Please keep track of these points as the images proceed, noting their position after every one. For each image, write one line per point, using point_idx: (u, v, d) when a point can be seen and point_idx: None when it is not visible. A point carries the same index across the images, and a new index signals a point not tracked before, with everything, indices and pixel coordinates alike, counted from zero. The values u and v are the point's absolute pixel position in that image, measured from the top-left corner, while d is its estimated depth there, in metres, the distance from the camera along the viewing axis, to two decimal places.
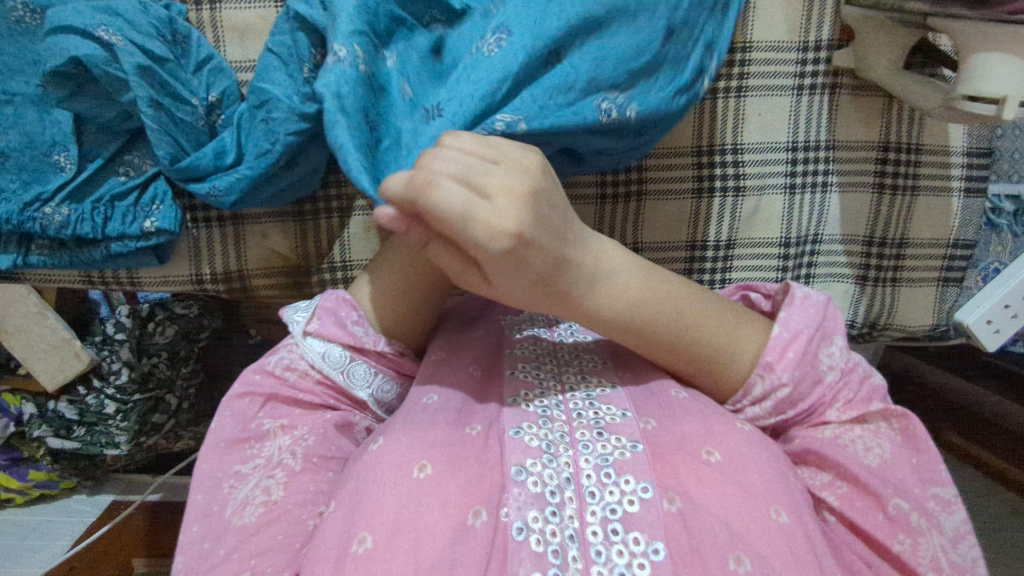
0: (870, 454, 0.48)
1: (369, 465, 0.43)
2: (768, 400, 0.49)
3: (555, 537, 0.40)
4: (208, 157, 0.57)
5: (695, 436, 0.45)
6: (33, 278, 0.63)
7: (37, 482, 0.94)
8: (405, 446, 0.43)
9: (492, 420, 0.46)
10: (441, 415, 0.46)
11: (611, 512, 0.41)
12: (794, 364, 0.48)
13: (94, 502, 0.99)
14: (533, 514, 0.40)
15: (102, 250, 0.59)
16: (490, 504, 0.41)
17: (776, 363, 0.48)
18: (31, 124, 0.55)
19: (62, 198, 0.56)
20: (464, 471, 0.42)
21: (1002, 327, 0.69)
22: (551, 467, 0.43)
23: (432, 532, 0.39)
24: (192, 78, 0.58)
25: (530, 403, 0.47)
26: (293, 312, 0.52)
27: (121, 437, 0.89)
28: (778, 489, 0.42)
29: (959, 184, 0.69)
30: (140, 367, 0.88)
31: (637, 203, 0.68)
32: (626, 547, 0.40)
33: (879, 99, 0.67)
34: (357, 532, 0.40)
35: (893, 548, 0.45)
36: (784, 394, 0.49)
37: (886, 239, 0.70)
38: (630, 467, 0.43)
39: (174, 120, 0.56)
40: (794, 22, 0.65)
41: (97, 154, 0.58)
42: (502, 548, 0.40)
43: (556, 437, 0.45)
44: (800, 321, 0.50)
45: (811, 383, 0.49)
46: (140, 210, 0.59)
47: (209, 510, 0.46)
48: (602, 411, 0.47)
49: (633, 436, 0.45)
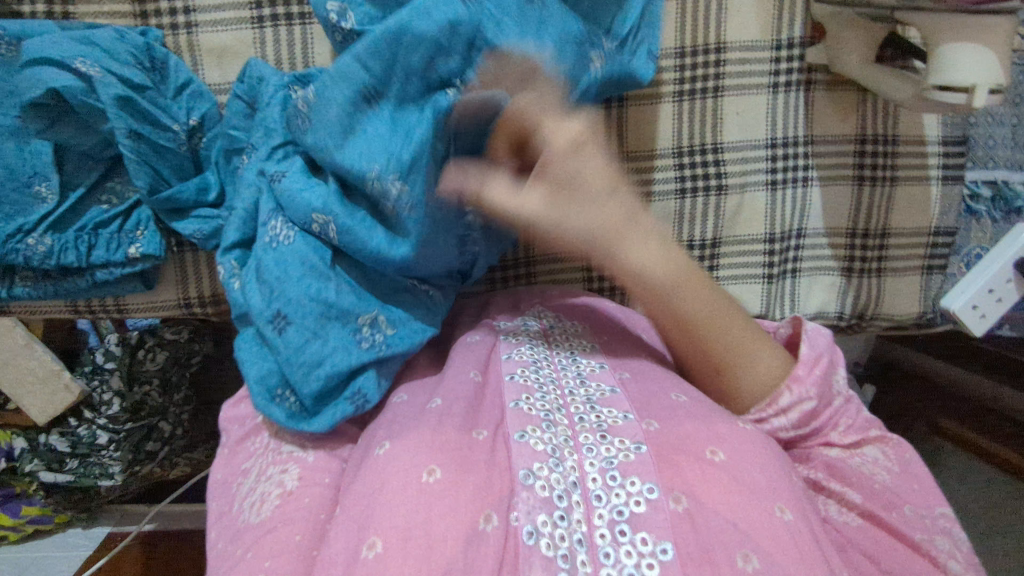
0: (878, 477, 0.49)
1: (377, 474, 0.43)
2: (794, 411, 0.50)
3: (564, 542, 0.40)
4: (190, 192, 0.58)
5: (697, 436, 0.45)
6: (19, 310, 0.63)
7: (30, 517, 0.93)
8: (414, 451, 0.43)
9: (498, 424, 0.46)
10: (447, 420, 0.46)
11: (618, 514, 0.41)
12: (820, 380, 0.50)
13: (91, 535, 0.98)
14: (542, 518, 0.40)
15: (87, 278, 0.59)
16: (499, 507, 0.41)
17: (805, 377, 0.50)
18: (10, 155, 0.55)
19: (44, 228, 0.56)
20: (473, 477, 0.42)
21: (988, 311, 0.70)
22: (557, 471, 0.42)
23: (443, 537, 0.39)
24: (171, 104, 0.58)
25: (533, 406, 0.46)
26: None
27: (115, 467, 0.88)
28: (781, 487, 0.42)
29: (937, 173, 0.70)
30: (131, 396, 0.87)
31: None
32: (634, 547, 0.40)
33: (853, 93, 0.68)
34: (367, 537, 0.39)
35: (913, 538, 0.46)
36: (810, 406, 0.50)
37: (869, 231, 0.71)
38: (635, 469, 0.42)
39: (154, 148, 0.56)
40: (765, 21, 0.65)
41: (78, 184, 0.58)
42: (513, 553, 0.39)
43: (560, 441, 0.44)
44: (812, 350, 0.52)
45: (827, 401, 0.51)
46: (124, 236, 0.58)
47: (223, 512, 0.50)
48: (603, 414, 0.46)
49: (637, 437, 0.44)
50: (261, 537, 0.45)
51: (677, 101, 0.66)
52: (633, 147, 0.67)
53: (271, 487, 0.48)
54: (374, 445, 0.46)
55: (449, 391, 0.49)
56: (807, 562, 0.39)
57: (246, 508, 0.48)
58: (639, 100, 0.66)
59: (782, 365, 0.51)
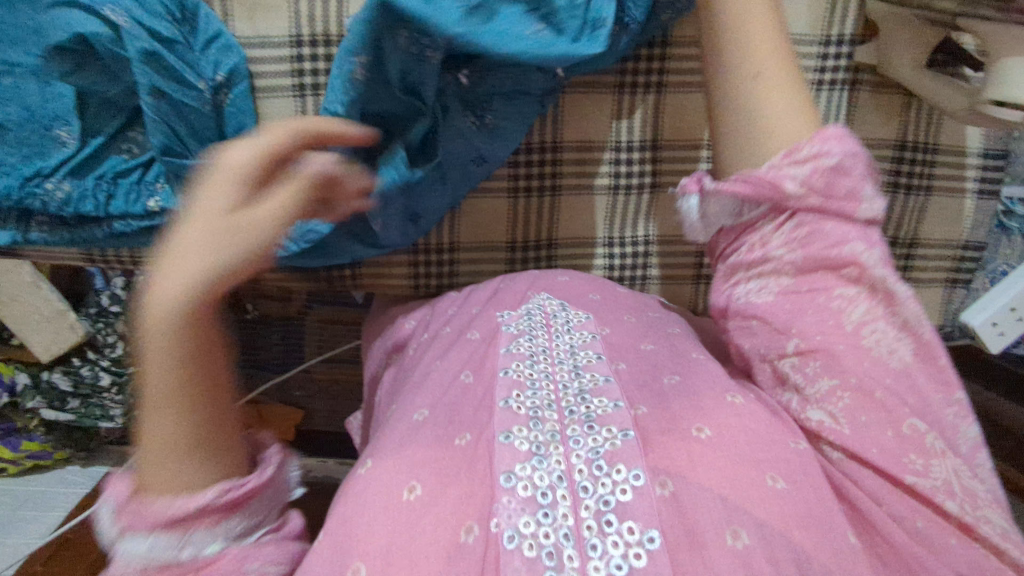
0: (893, 356, 0.43)
1: (357, 493, 0.42)
2: (810, 162, 0.44)
3: (548, 539, 0.38)
4: None
5: (684, 414, 0.44)
6: (34, 255, 0.62)
7: (31, 452, 0.94)
8: (393, 470, 0.42)
9: (482, 429, 0.44)
10: (427, 432, 0.45)
11: (604, 504, 0.39)
12: (828, 176, 0.44)
13: (88, 474, 0.98)
14: (524, 520, 0.39)
15: (105, 229, 0.58)
16: (481, 516, 0.39)
17: (832, 137, 0.44)
18: (32, 96, 0.53)
19: (64, 173, 0.55)
20: (455, 485, 0.41)
21: (1008, 330, 0.69)
22: (541, 468, 0.41)
23: (426, 553, 0.37)
24: (199, 57, 0.56)
25: (522, 404, 0.45)
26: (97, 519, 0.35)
27: (117, 410, 0.89)
28: (769, 455, 0.42)
29: (973, 186, 0.69)
30: (136, 339, 0.85)
31: (650, 195, 0.67)
32: (620, 538, 0.38)
33: (899, 97, 0.66)
34: (350, 564, 0.38)
35: (906, 480, 0.41)
36: (829, 161, 0.43)
37: (897, 239, 0.70)
38: (621, 457, 0.41)
39: (175, 107, 0.54)
40: (818, 14, 0.63)
41: (100, 130, 0.56)
42: (494, 559, 0.37)
43: (546, 438, 0.43)
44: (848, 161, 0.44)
45: (830, 219, 0.45)
46: (144, 188, 0.57)
47: None
48: (592, 403, 0.45)
49: (624, 424, 0.43)
50: None
51: None
52: (667, 137, 0.65)
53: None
54: (358, 466, 0.46)
55: (434, 398, 0.48)
56: (815, 524, 0.39)
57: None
58: (678, 87, 0.64)
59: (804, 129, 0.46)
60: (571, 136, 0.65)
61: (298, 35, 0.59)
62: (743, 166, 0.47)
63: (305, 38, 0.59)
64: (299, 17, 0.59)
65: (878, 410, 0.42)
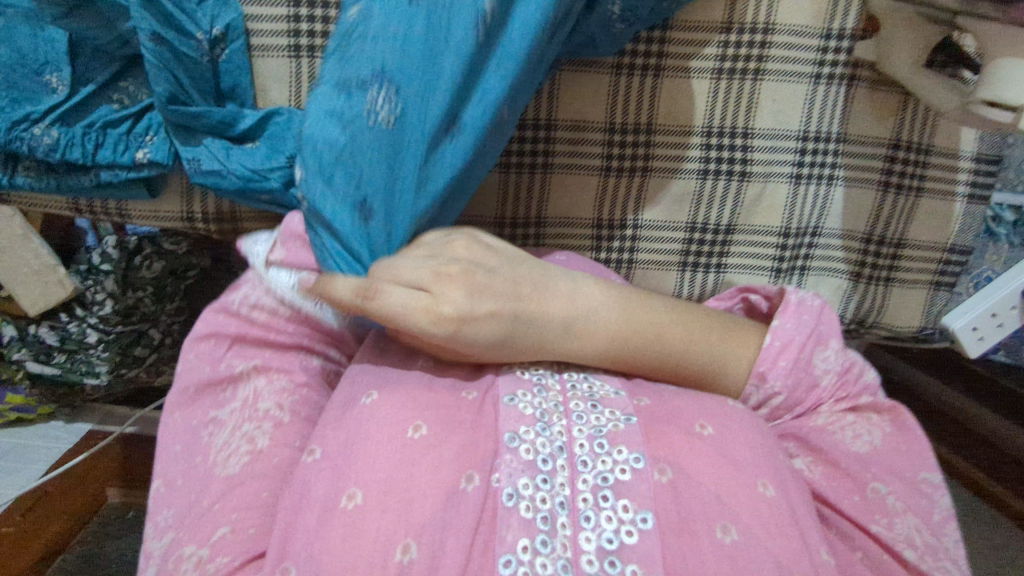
0: (859, 441, 0.49)
1: (360, 421, 0.42)
2: (763, 407, 0.52)
3: (545, 504, 0.40)
4: (218, 116, 0.57)
5: (690, 410, 0.45)
6: (19, 200, 0.62)
7: (14, 405, 0.91)
8: (397, 408, 0.43)
9: (489, 387, 0.46)
10: (438, 381, 0.46)
11: (602, 480, 0.41)
12: (784, 372, 0.50)
13: (72, 431, 0.97)
14: (524, 481, 0.40)
15: (91, 178, 0.58)
16: (482, 468, 0.41)
17: (769, 372, 0.50)
18: (22, 39, 0.53)
19: (51, 120, 0.54)
20: (457, 435, 0.42)
21: (987, 335, 0.71)
22: (544, 435, 0.42)
23: (423, 494, 0.39)
24: (197, 9, 0.56)
25: (525, 369, 0.47)
26: (252, 245, 0.55)
27: (103, 367, 0.88)
28: (766, 464, 0.42)
29: (964, 190, 0.69)
30: (125, 299, 0.85)
31: (642, 178, 0.67)
32: (615, 514, 0.40)
33: (896, 96, 0.66)
34: (346, 488, 0.39)
35: (872, 528, 0.46)
36: (778, 401, 0.51)
37: (885, 238, 0.70)
38: (624, 438, 0.42)
39: (176, 55, 0.54)
40: (820, 7, 0.63)
41: (90, 79, 0.57)
42: (492, 513, 0.39)
43: (550, 407, 0.44)
44: (793, 330, 0.51)
45: (806, 388, 0.51)
46: (133, 140, 0.57)
47: (191, 462, 0.46)
48: (596, 385, 0.47)
49: (627, 409, 0.45)
50: (224, 492, 0.44)
51: (715, 78, 0.64)
52: (662, 121, 0.65)
53: (242, 442, 0.46)
54: (359, 393, 0.45)
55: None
56: (788, 538, 0.39)
57: (214, 459, 0.46)
58: (677, 72, 0.64)
59: (754, 336, 0.52)
60: (567, 115, 0.65)
61: None
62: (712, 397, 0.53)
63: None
64: None
65: (848, 476, 0.48)
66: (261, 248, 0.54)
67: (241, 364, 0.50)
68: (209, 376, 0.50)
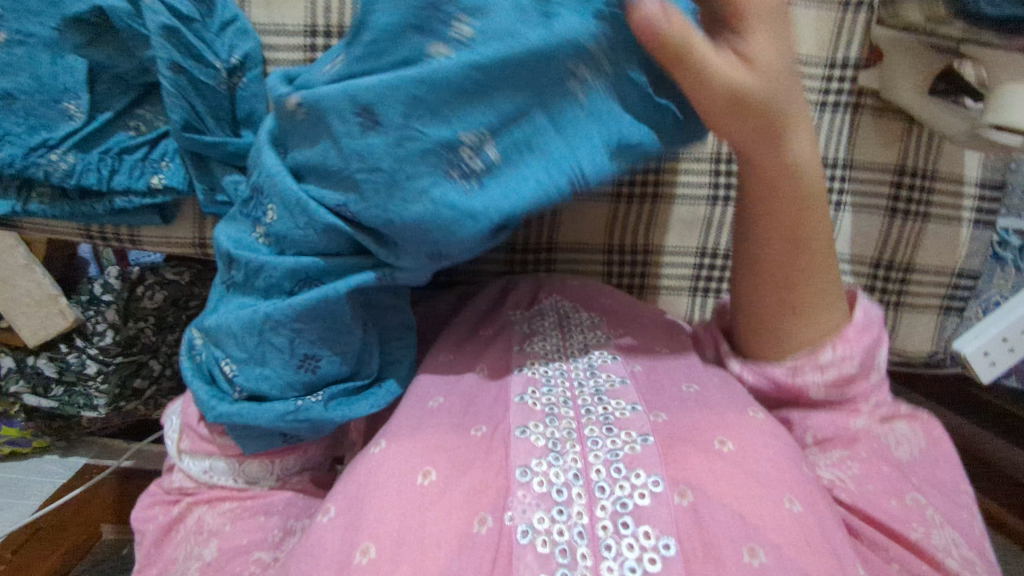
0: (900, 449, 0.48)
1: (370, 473, 0.42)
2: (831, 370, 0.47)
3: (562, 537, 0.38)
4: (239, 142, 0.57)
5: (705, 427, 0.44)
6: (31, 227, 0.62)
7: (8, 439, 0.89)
8: (409, 454, 0.43)
9: (498, 422, 0.45)
10: (444, 421, 0.45)
11: (621, 506, 0.39)
12: (867, 349, 0.47)
13: (67, 464, 0.94)
14: (538, 516, 0.39)
15: (105, 204, 0.58)
16: (495, 509, 0.40)
17: (853, 339, 0.47)
18: (43, 66, 0.53)
19: (68, 146, 0.55)
20: (469, 475, 0.42)
21: (998, 360, 0.70)
22: (557, 465, 0.41)
23: (438, 540, 0.38)
24: (215, 39, 0.57)
25: (537, 400, 0.46)
26: (168, 426, 0.56)
27: (101, 399, 0.85)
28: (788, 479, 0.41)
29: (970, 215, 0.69)
30: (125, 330, 0.84)
31: (652, 205, 0.68)
32: (636, 540, 0.38)
33: (899, 122, 0.67)
34: (360, 542, 0.39)
35: (910, 536, 0.43)
36: (850, 368, 0.47)
37: (893, 263, 0.71)
38: (641, 462, 0.41)
39: (193, 83, 0.55)
40: (823, 38, 0.64)
41: (107, 106, 0.57)
42: (506, 554, 0.38)
43: (563, 435, 0.43)
44: (872, 318, 0.48)
45: (868, 371, 0.48)
46: (148, 166, 0.58)
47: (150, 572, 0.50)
48: (610, 406, 0.45)
49: (644, 429, 0.43)
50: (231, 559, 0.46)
51: None
52: None
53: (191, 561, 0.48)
54: (371, 444, 0.45)
55: (448, 388, 0.49)
56: (821, 560, 0.38)
57: None
58: None
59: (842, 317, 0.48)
60: None
61: (313, 25, 0.60)
62: (780, 346, 0.49)
63: (319, 28, 0.60)
64: (315, 8, 0.60)
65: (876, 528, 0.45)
66: (171, 429, 0.56)
67: (179, 507, 0.53)
68: (158, 529, 0.52)
